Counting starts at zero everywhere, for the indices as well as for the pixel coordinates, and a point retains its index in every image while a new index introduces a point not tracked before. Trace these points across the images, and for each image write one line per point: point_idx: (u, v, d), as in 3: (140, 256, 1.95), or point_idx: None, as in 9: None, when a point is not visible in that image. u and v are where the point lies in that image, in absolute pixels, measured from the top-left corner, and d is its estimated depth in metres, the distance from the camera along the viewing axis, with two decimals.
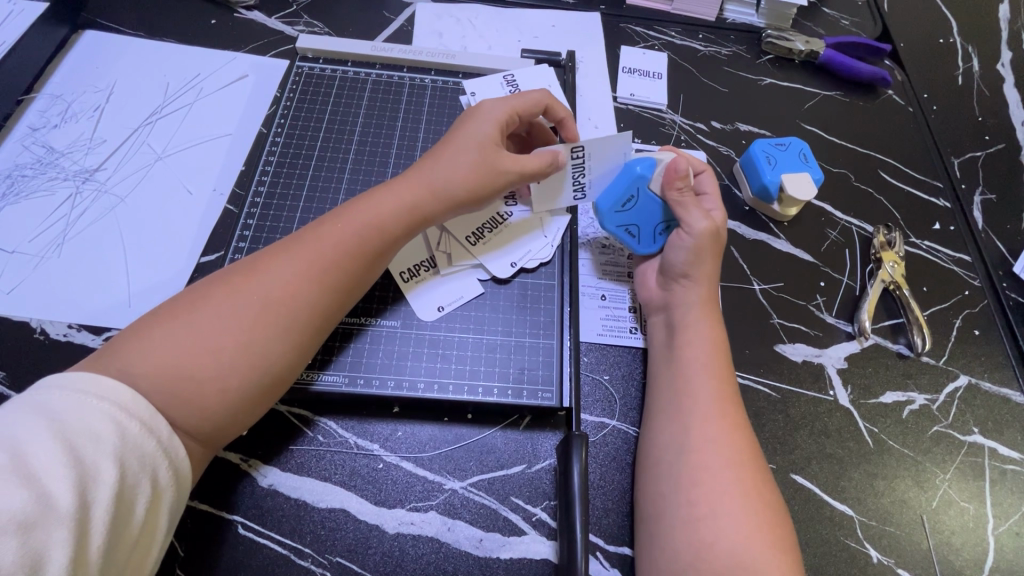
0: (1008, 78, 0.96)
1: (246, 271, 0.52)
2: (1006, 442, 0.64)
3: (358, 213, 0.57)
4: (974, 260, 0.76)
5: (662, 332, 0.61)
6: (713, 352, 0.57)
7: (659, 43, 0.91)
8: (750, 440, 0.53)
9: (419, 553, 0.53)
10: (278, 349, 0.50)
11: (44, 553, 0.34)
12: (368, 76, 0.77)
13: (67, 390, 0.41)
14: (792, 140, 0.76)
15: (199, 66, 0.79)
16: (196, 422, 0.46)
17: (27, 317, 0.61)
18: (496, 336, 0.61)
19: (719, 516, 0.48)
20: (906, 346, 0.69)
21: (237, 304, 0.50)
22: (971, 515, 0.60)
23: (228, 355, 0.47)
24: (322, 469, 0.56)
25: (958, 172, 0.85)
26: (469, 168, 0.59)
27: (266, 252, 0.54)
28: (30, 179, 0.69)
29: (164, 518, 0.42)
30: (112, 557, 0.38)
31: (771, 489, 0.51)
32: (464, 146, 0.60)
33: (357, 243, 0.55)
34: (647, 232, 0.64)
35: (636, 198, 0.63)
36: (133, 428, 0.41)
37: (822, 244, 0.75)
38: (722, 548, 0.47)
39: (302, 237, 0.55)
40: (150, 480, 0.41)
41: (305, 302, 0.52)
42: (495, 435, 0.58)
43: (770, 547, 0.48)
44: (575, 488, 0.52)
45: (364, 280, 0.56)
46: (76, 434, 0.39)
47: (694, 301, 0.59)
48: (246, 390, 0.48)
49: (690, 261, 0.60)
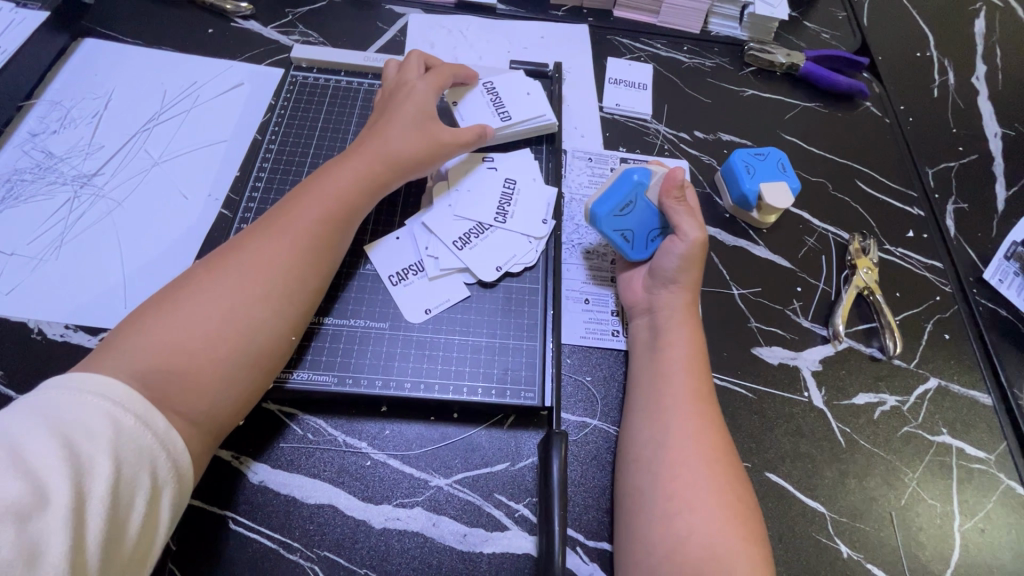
0: (982, 91, 0.99)
1: (221, 256, 0.55)
2: (972, 442, 0.67)
3: (323, 190, 0.60)
4: (946, 266, 0.79)
5: (645, 335, 0.63)
6: (691, 354, 0.59)
7: (645, 55, 0.93)
8: (725, 439, 0.56)
9: (404, 547, 0.55)
10: (263, 313, 0.53)
11: (41, 541, 0.36)
12: (361, 85, 0.79)
13: (65, 389, 0.43)
14: (770, 149, 0.79)
15: (196, 74, 0.81)
16: (196, 398, 0.48)
17: (25, 318, 0.63)
18: (481, 338, 0.63)
19: (691, 510, 0.50)
20: (879, 350, 0.71)
21: (217, 283, 0.52)
22: (938, 512, 0.63)
23: (215, 328, 0.50)
24: (311, 466, 0.58)
25: (932, 181, 0.87)
26: (414, 140, 0.65)
27: (236, 237, 0.57)
28: (29, 184, 0.71)
29: (164, 513, 0.43)
30: (111, 549, 0.39)
31: (744, 486, 0.54)
32: (405, 122, 0.66)
33: (325, 215, 0.59)
34: (641, 239, 0.66)
35: (634, 204, 0.65)
36: (129, 422, 0.43)
37: (800, 250, 0.77)
38: (696, 541, 0.49)
39: (271, 218, 0.58)
40: (147, 473, 0.42)
41: (282, 268, 0.55)
42: (480, 434, 0.60)
43: (742, 541, 0.50)
44: (555, 484, 0.54)
45: (337, 245, 0.60)
46: (73, 430, 0.40)
47: (677, 306, 0.62)
48: (238, 358, 0.51)
49: (680, 268, 0.62)
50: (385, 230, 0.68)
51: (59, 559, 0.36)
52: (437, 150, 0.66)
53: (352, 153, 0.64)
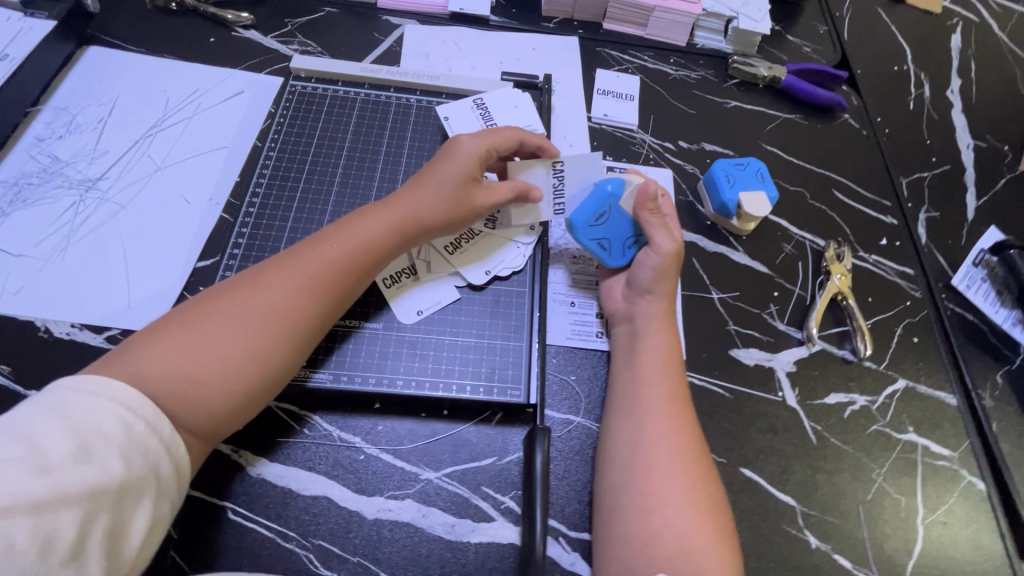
0: (956, 104, 1.04)
1: (250, 285, 0.57)
2: (937, 440, 0.70)
3: (349, 235, 0.61)
4: (916, 273, 0.83)
5: (624, 340, 0.66)
6: (668, 358, 0.63)
7: (632, 67, 0.97)
8: (698, 438, 0.59)
9: (395, 537, 0.58)
10: (278, 358, 0.55)
11: (55, 533, 0.39)
12: (357, 95, 0.82)
13: (79, 392, 0.46)
14: (750, 160, 0.82)
15: (198, 82, 0.84)
16: (199, 421, 0.51)
17: (33, 317, 0.65)
18: (469, 338, 0.67)
19: (664, 506, 0.54)
20: (851, 352, 0.75)
21: (238, 316, 0.54)
22: (903, 506, 0.66)
23: (230, 365, 0.52)
24: (307, 459, 0.60)
25: (906, 191, 0.91)
26: (444, 200, 0.65)
27: (267, 264, 0.59)
28: (36, 187, 0.73)
29: (165, 510, 0.47)
30: (117, 542, 0.43)
31: (715, 482, 0.57)
32: (444, 177, 0.65)
33: (347, 264, 0.60)
34: (616, 247, 0.69)
35: (608, 214, 0.69)
36: (139, 427, 0.46)
37: (778, 257, 0.81)
38: (667, 533, 0.52)
39: (297, 255, 0.59)
40: (152, 475, 0.46)
41: (303, 316, 0.57)
42: (468, 430, 0.63)
43: (711, 535, 0.53)
44: (537, 475, 0.58)
45: (353, 293, 0.61)
46: (87, 431, 0.44)
47: (655, 314, 0.65)
48: (245, 393, 0.53)
49: (655, 279, 0.66)
50: None
51: (68, 552, 0.40)
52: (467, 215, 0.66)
53: (388, 199, 0.65)
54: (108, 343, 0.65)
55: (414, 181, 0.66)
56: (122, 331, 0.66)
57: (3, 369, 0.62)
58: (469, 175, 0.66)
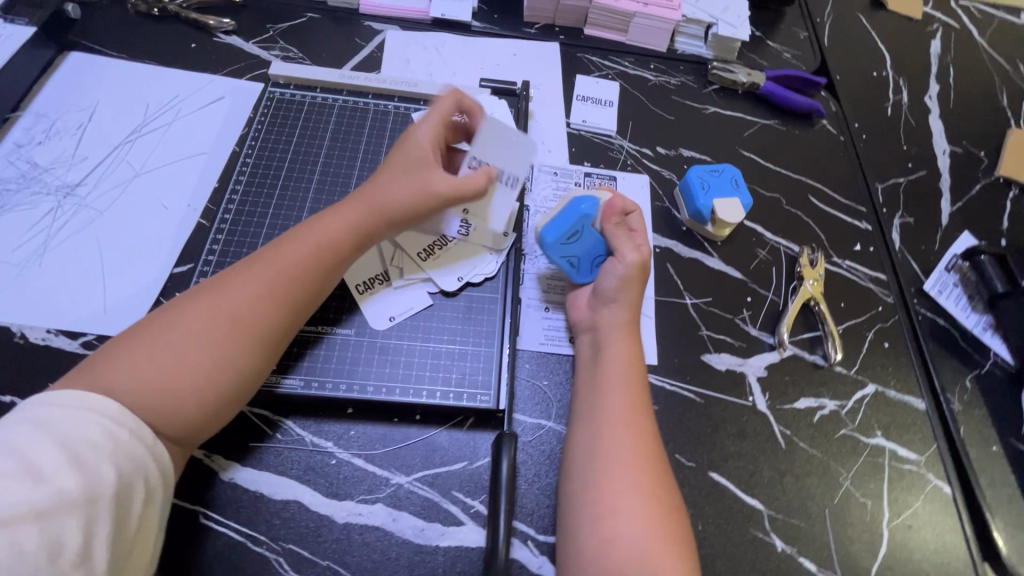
0: (933, 110, 1.05)
1: (211, 292, 0.57)
2: (905, 444, 0.71)
3: (316, 237, 0.62)
4: (889, 278, 0.84)
5: (588, 349, 0.67)
6: (628, 367, 0.63)
7: (612, 73, 0.98)
8: (657, 448, 0.60)
9: (365, 540, 0.59)
10: (246, 360, 0.56)
11: (60, 540, 0.42)
12: (336, 101, 0.83)
13: (65, 406, 0.47)
14: (725, 167, 0.83)
15: (178, 88, 0.85)
16: (177, 426, 0.52)
17: (9, 322, 0.66)
18: (441, 344, 0.67)
19: (616, 515, 0.55)
20: (822, 357, 0.76)
21: (206, 322, 0.55)
22: (869, 509, 0.67)
23: (203, 370, 0.53)
24: (278, 464, 0.61)
25: (881, 197, 0.92)
26: (404, 185, 0.64)
27: (228, 271, 0.59)
28: (14, 193, 0.74)
29: (157, 514, 0.49)
30: (117, 544, 0.45)
31: (671, 491, 0.58)
32: (402, 166, 0.66)
33: (315, 266, 0.61)
34: (585, 265, 0.70)
35: (579, 233, 0.69)
36: (125, 435, 0.48)
37: (752, 262, 0.82)
38: (622, 543, 0.53)
39: (264, 259, 0.60)
40: (144, 479, 0.48)
41: (269, 318, 0.57)
42: (439, 435, 0.64)
43: (664, 542, 0.54)
44: (502, 481, 0.59)
45: (322, 293, 0.62)
46: (78, 443, 0.45)
47: (617, 323, 0.66)
48: (219, 397, 0.54)
49: (619, 288, 0.66)
50: None
51: (74, 555, 0.42)
52: (426, 195, 0.64)
53: (353, 198, 0.65)
54: (83, 349, 0.65)
55: (374, 177, 0.67)
56: (98, 337, 0.66)
57: None
58: (425, 159, 0.66)
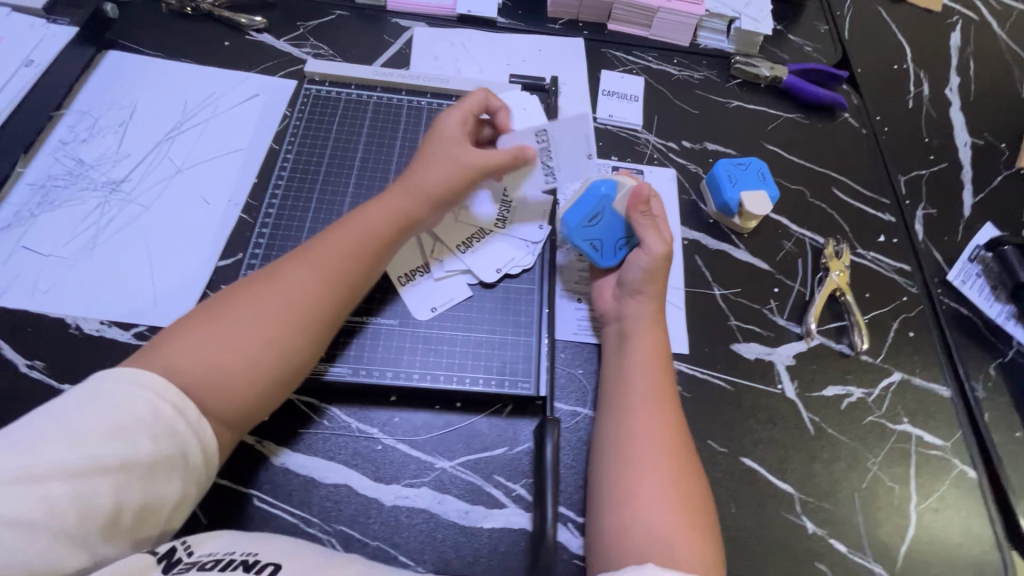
0: (954, 102, 1.05)
1: (266, 279, 0.58)
2: (931, 430, 0.73)
3: (362, 225, 0.64)
4: (913, 269, 0.85)
5: (613, 340, 0.68)
6: (655, 357, 0.64)
7: (637, 68, 0.99)
8: (682, 435, 0.60)
9: (412, 522, 0.61)
10: (300, 343, 0.57)
11: (92, 502, 0.43)
12: (370, 97, 0.85)
13: (114, 379, 0.48)
14: (752, 160, 0.85)
15: (215, 85, 0.87)
16: (228, 406, 0.52)
17: (64, 314, 0.68)
18: (482, 334, 0.70)
19: (637, 500, 0.55)
20: (848, 346, 0.77)
21: (260, 307, 0.56)
22: (897, 493, 0.69)
23: (256, 352, 0.54)
24: (327, 449, 0.63)
25: (904, 189, 0.93)
26: (442, 169, 0.67)
27: (281, 260, 0.61)
28: (62, 189, 0.76)
29: (193, 489, 0.50)
30: (146, 511, 0.46)
31: (695, 478, 0.58)
32: (436, 152, 0.68)
33: (362, 252, 0.62)
34: (608, 248, 0.72)
35: (601, 215, 0.71)
36: (167, 410, 0.48)
37: (778, 254, 0.83)
38: (641, 525, 0.54)
39: (313, 247, 0.62)
40: (180, 455, 0.48)
41: (321, 302, 0.59)
42: (480, 421, 0.66)
43: (685, 529, 0.54)
44: (547, 463, 0.61)
45: (369, 278, 0.63)
46: (118, 412, 0.46)
47: (643, 314, 0.67)
48: (272, 378, 0.55)
49: (643, 279, 0.67)
50: None
51: (104, 517, 0.44)
52: (466, 175, 0.68)
53: (394, 187, 0.67)
54: (136, 339, 0.68)
55: (409, 167, 0.69)
56: (149, 328, 0.69)
57: (37, 364, 0.65)
58: (458, 144, 0.69)
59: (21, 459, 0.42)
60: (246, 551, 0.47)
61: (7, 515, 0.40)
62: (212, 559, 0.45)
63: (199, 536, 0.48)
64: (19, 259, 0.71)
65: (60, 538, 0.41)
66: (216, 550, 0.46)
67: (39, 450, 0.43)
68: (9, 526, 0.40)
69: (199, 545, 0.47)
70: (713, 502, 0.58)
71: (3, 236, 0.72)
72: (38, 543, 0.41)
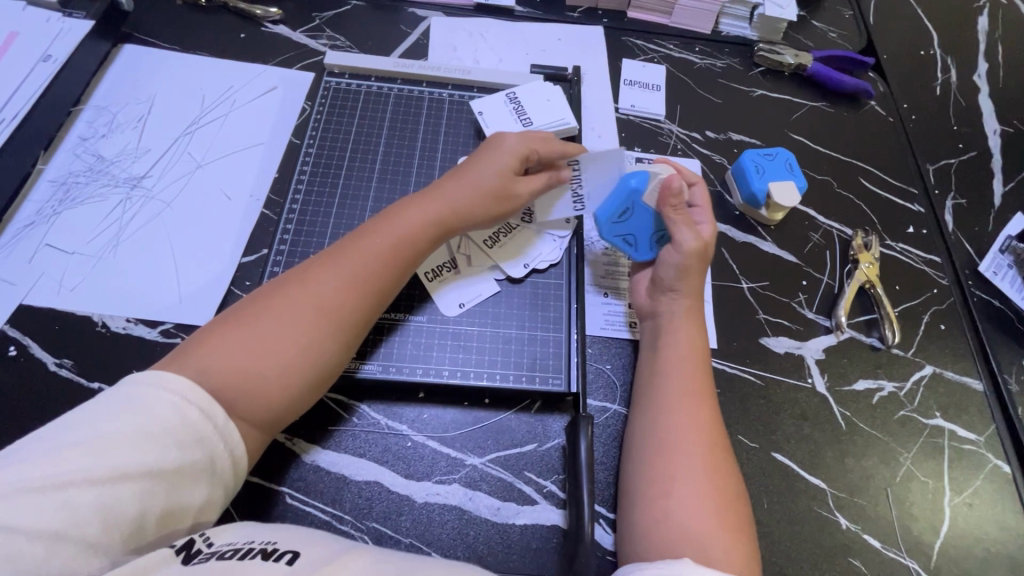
0: (983, 89, 1.02)
1: (298, 282, 0.57)
2: (964, 424, 0.72)
3: (392, 229, 0.62)
4: (943, 261, 0.84)
5: (648, 336, 0.68)
6: (690, 354, 0.63)
7: (658, 56, 0.97)
8: (718, 434, 0.59)
9: (445, 519, 0.61)
10: (334, 348, 0.56)
11: (116, 509, 0.42)
12: (391, 90, 0.84)
13: (140, 383, 0.46)
14: (779, 150, 0.83)
15: (232, 79, 0.86)
16: (260, 410, 0.51)
17: (90, 312, 0.68)
18: (510, 330, 0.69)
19: (670, 495, 0.54)
20: (879, 339, 0.76)
21: (291, 311, 0.55)
22: (930, 488, 0.68)
23: (288, 357, 0.53)
24: (358, 446, 0.63)
25: (933, 179, 0.91)
26: (485, 191, 0.67)
27: (311, 261, 0.60)
28: (83, 186, 0.76)
29: (219, 495, 0.48)
30: (171, 518, 0.45)
31: (731, 478, 0.57)
32: (482, 173, 0.67)
33: (392, 255, 0.61)
34: (642, 242, 0.71)
35: (631, 210, 0.70)
36: (194, 415, 0.46)
37: (806, 246, 0.82)
38: (672, 522, 0.53)
39: (342, 249, 0.60)
40: (206, 460, 0.47)
41: (354, 307, 0.58)
42: (510, 418, 0.66)
43: (720, 527, 0.53)
44: (581, 461, 0.60)
45: (398, 282, 0.62)
46: (142, 419, 0.44)
47: (678, 311, 0.66)
48: (304, 383, 0.54)
49: (678, 277, 0.66)
50: None
51: (129, 524, 0.42)
52: (506, 206, 0.68)
53: (426, 192, 0.66)
54: (162, 337, 0.67)
55: (449, 177, 0.68)
56: (176, 326, 0.68)
57: (65, 362, 0.65)
58: (507, 170, 0.68)
59: (42, 468, 0.41)
60: (266, 540, 0.44)
61: (27, 526, 0.39)
62: (232, 547, 0.42)
63: (217, 528, 0.45)
64: (43, 257, 0.71)
65: (83, 547, 0.40)
66: (236, 539, 0.44)
67: (59, 459, 0.41)
68: (29, 537, 0.38)
69: (218, 536, 0.44)
70: (747, 502, 0.57)
71: (26, 234, 0.72)
72: (59, 554, 0.39)
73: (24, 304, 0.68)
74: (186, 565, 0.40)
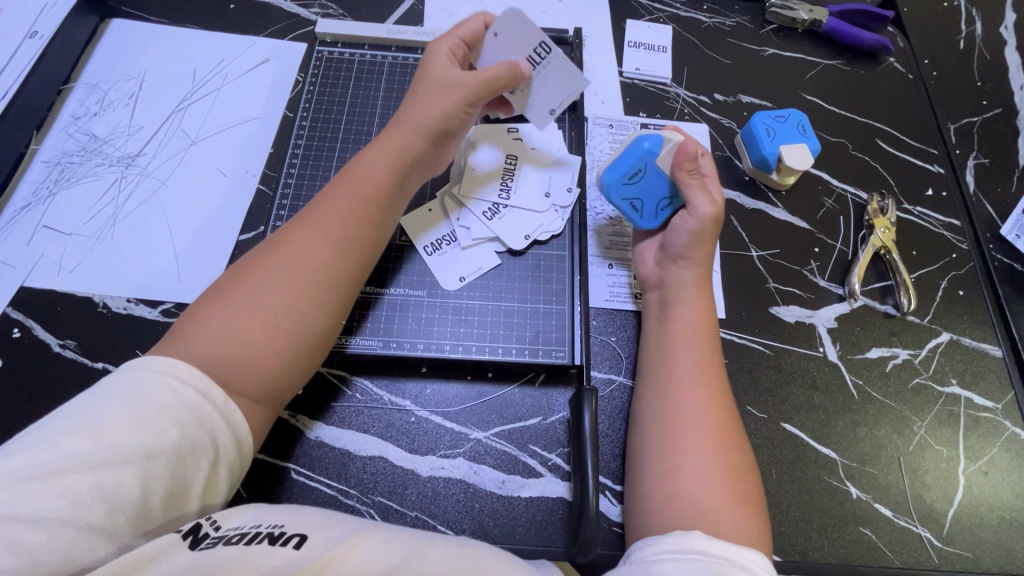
0: (1011, 41, 0.95)
1: (274, 247, 0.56)
2: (981, 392, 0.70)
3: (360, 181, 0.60)
4: (963, 224, 0.81)
5: (656, 309, 0.66)
6: (703, 325, 0.62)
7: (664, 16, 0.92)
8: (728, 405, 0.58)
9: (449, 492, 0.61)
10: (317, 309, 0.55)
11: (117, 491, 0.41)
12: (385, 59, 0.81)
13: (136, 367, 0.46)
14: (791, 111, 0.79)
15: (223, 51, 0.83)
16: (255, 380, 0.50)
17: (90, 293, 0.68)
18: (513, 304, 0.68)
19: (680, 470, 0.53)
20: (894, 307, 0.74)
21: (269, 274, 0.54)
22: (944, 457, 0.67)
23: (272, 322, 0.52)
24: (362, 422, 0.63)
25: (953, 137, 0.87)
26: (443, 108, 0.63)
27: (286, 228, 0.58)
28: (77, 166, 0.75)
29: (225, 473, 0.47)
30: (176, 499, 0.44)
31: (741, 449, 0.56)
32: (430, 93, 0.64)
33: (366, 206, 0.60)
34: (649, 208, 0.68)
35: (643, 172, 0.67)
36: (191, 395, 0.46)
37: (819, 211, 0.79)
38: (683, 496, 0.52)
39: (314, 212, 0.58)
40: (208, 439, 0.46)
41: (333, 265, 0.56)
42: (513, 392, 0.66)
43: (729, 499, 0.52)
44: (586, 433, 0.59)
45: (375, 233, 0.61)
46: (139, 402, 0.44)
47: (688, 280, 0.64)
48: (293, 351, 0.53)
49: (689, 244, 0.65)
50: (418, 202, 0.72)
51: (133, 506, 0.41)
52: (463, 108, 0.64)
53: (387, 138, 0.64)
54: (163, 316, 0.67)
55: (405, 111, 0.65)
56: (176, 305, 0.68)
57: (69, 343, 0.65)
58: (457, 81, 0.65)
59: (39, 456, 0.40)
60: (273, 523, 0.43)
61: (30, 514, 0.38)
62: (239, 532, 0.42)
63: (224, 511, 0.44)
64: (42, 238, 0.70)
65: (87, 533, 0.39)
66: (243, 523, 0.43)
67: (56, 446, 0.41)
68: (29, 524, 0.38)
69: (226, 520, 0.43)
70: (758, 472, 0.56)
71: (24, 215, 0.71)
72: (64, 539, 0.39)
73: (26, 286, 0.68)
74: (193, 550, 0.40)
